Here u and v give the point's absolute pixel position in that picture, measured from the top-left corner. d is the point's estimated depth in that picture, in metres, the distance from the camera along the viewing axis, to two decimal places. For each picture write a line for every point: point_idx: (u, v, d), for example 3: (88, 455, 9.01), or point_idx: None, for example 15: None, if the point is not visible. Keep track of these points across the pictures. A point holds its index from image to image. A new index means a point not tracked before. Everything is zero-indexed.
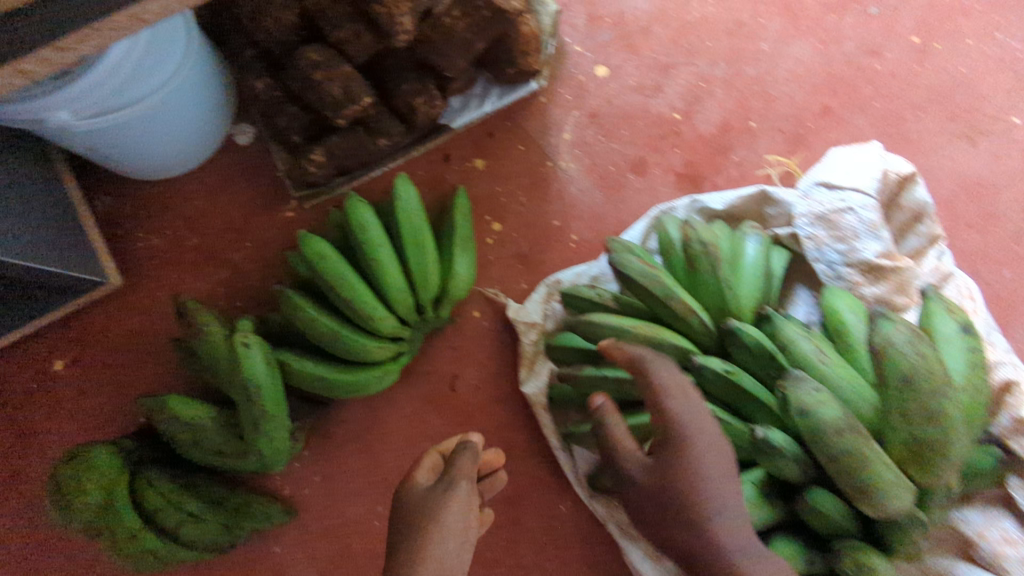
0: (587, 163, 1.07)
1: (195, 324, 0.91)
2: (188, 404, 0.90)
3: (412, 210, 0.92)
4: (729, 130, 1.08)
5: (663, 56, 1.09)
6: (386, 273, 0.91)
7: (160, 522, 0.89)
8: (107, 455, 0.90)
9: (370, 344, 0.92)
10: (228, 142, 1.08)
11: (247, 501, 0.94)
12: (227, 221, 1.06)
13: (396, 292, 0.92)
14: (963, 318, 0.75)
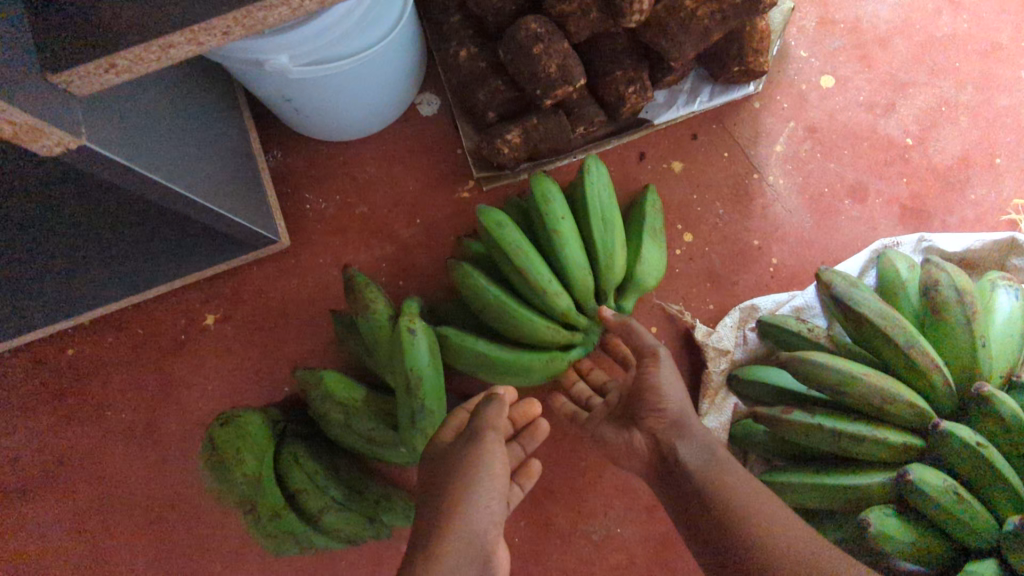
0: (798, 180, 0.96)
1: (360, 301, 0.86)
2: (346, 384, 0.84)
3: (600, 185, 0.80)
4: (970, 164, 0.94)
5: (900, 73, 0.97)
6: (567, 246, 0.76)
7: (301, 505, 0.82)
8: (260, 423, 0.85)
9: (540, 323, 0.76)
10: (410, 110, 1.01)
11: (389, 495, 0.87)
12: (397, 192, 0.99)
13: (576, 269, 0.76)
14: None
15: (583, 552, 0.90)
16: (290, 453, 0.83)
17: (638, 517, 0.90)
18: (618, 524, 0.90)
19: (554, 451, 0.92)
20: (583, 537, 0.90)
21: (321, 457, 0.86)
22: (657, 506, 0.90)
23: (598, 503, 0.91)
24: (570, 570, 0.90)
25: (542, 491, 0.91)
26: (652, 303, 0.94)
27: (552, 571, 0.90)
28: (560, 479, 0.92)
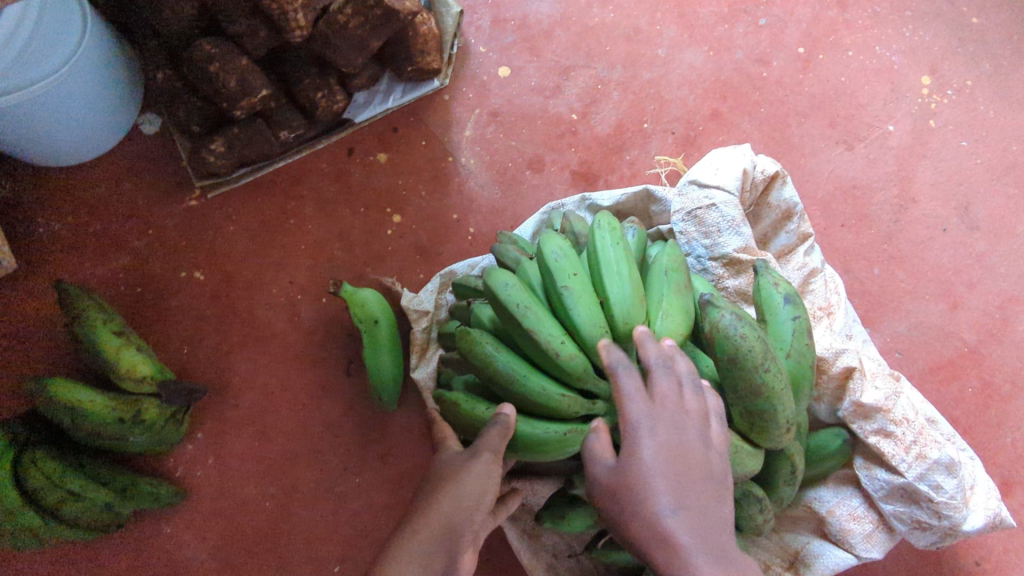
0: (486, 159, 1.11)
1: (72, 310, 0.93)
2: (70, 387, 0.90)
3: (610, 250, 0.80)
4: (623, 131, 1.13)
5: (563, 59, 1.15)
6: (573, 306, 0.76)
7: (39, 501, 0.90)
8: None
9: (555, 390, 0.74)
10: (135, 132, 1.10)
11: (133, 481, 0.95)
12: (129, 208, 1.08)
13: (591, 334, 0.74)
14: (789, 288, 0.79)
15: (328, 505, 1.01)
16: (22, 454, 0.90)
17: (375, 466, 1.02)
18: (357, 474, 1.02)
19: (295, 420, 1.03)
20: (327, 491, 1.02)
21: (61, 455, 0.93)
22: (389, 454, 1.03)
23: (338, 459, 1.03)
24: (317, 522, 1.01)
25: (286, 457, 1.02)
26: (369, 278, 1.07)
27: (303, 526, 1.01)
28: (303, 443, 1.03)
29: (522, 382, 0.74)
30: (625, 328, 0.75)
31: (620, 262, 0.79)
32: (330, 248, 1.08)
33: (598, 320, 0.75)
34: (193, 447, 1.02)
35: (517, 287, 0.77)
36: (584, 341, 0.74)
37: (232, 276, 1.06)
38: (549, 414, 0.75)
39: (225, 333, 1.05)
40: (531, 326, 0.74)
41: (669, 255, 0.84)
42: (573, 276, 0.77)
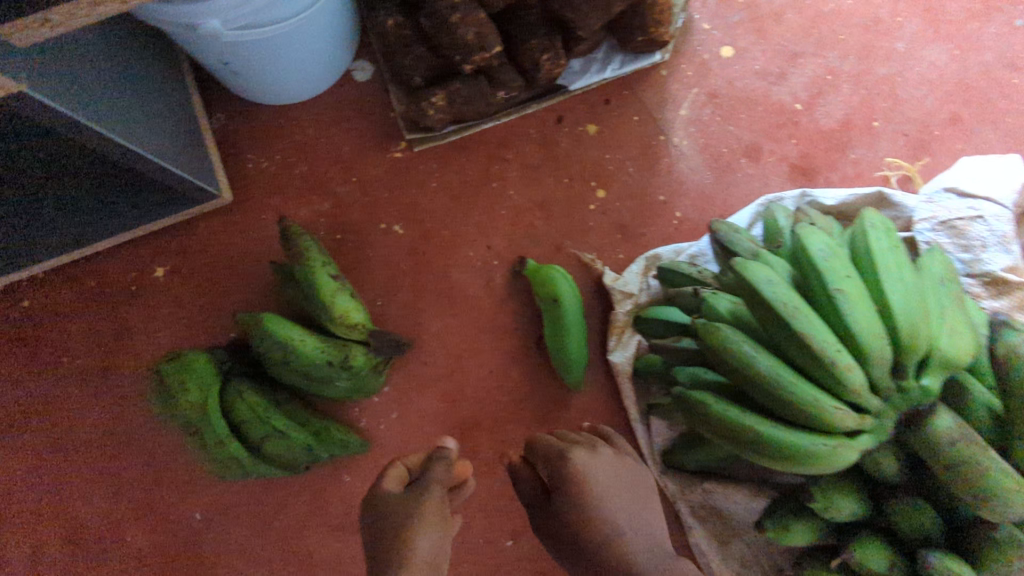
0: (700, 141, 1.06)
1: (295, 249, 0.95)
2: (289, 327, 0.91)
3: (885, 251, 0.72)
4: (851, 127, 1.05)
5: (791, 44, 1.08)
6: (853, 307, 0.68)
7: (245, 434, 0.91)
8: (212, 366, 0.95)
9: (828, 401, 0.66)
10: (347, 77, 1.09)
11: (326, 427, 0.95)
12: (336, 154, 1.07)
13: (870, 342, 0.67)
14: None
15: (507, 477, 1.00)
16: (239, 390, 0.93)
17: None
18: None
19: (480, 387, 1.01)
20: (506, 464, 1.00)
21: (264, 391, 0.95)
22: (571, 434, 1.00)
23: (521, 432, 1.00)
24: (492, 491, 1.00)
25: (468, 423, 1.01)
26: (568, 253, 1.04)
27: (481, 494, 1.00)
28: (487, 412, 1.01)
29: (786, 386, 0.67)
30: (907, 339, 0.67)
31: (898, 268, 0.71)
32: (530, 217, 1.05)
33: (878, 327, 0.67)
34: (377, 399, 1.02)
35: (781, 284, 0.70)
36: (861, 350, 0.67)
37: (429, 234, 1.05)
38: (808, 426, 0.68)
39: (418, 290, 1.04)
40: (801, 326, 0.67)
41: (941, 263, 0.76)
42: (848, 277, 0.70)
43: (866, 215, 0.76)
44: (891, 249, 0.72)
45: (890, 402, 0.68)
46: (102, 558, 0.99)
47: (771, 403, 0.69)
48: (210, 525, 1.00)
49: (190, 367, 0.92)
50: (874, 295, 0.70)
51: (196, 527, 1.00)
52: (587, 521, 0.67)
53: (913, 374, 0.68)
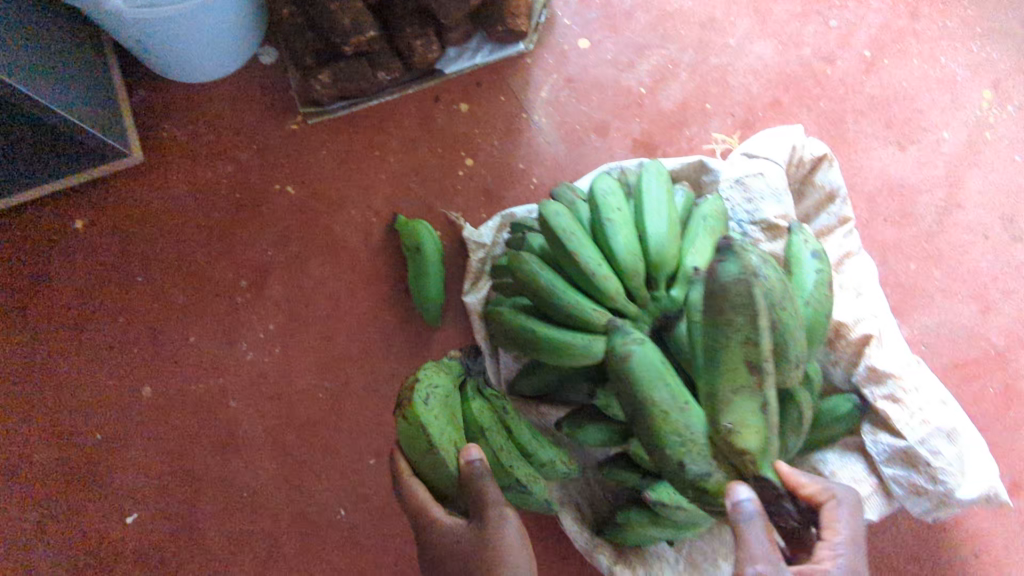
0: (557, 119, 1.22)
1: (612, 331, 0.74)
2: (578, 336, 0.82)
3: (655, 192, 0.89)
4: (687, 108, 1.22)
5: (640, 38, 1.25)
6: (616, 232, 0.85)
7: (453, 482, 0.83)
8: (450, 390, 0.85)
9: (588, 305, 0.84)
10: (253, 60, 1.25)
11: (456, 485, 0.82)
12: (239, 125, 1.23)
13: (626, 259, 0.84)
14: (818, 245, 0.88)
15: (373, 403, 1.15)
16: (477, 423, 0.84)
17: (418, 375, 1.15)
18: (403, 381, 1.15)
19: (354, 325, 1.16)
20: (374, 392, 1.15)
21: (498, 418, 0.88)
22: None
23: (389, 364, 1.15)
24: (362, 415, 1.14)
25: (341, 356, 1.16)
26: (438, 211, 1.19)
27: (351, 418, 1.14)
28: (359, 346, 1.16)
29: (559, 297, 0.85)
30: (657, 258, 0.84)
31: (659, 200, 0.88)
32: (406, 181, 1.20)
33: (635, 249, 0.84)
34: (265, 336, 1.17)
35: (567, 215, 0.87)
36: (622, 266, 0.84)
37: (318, 194, 1.20)
38: (576, 327, 0.85)
39: (306, 243, 1.19)
40: (573, 248, 0.84)
41: (711, 204, 0.92)
42: (617, 209, 0.87)
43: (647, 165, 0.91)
44: (660, 191, 0.89)
45: (647, 309, 0.84)
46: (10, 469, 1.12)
47: (553, 311, 0.86)
48: (112, 444, 1.14)
49: (433, 403, 0.80)
50: (641, 224, 0.87)
51: (100, 446, 1.13)
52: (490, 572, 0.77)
53: (664, 286, 0.85)
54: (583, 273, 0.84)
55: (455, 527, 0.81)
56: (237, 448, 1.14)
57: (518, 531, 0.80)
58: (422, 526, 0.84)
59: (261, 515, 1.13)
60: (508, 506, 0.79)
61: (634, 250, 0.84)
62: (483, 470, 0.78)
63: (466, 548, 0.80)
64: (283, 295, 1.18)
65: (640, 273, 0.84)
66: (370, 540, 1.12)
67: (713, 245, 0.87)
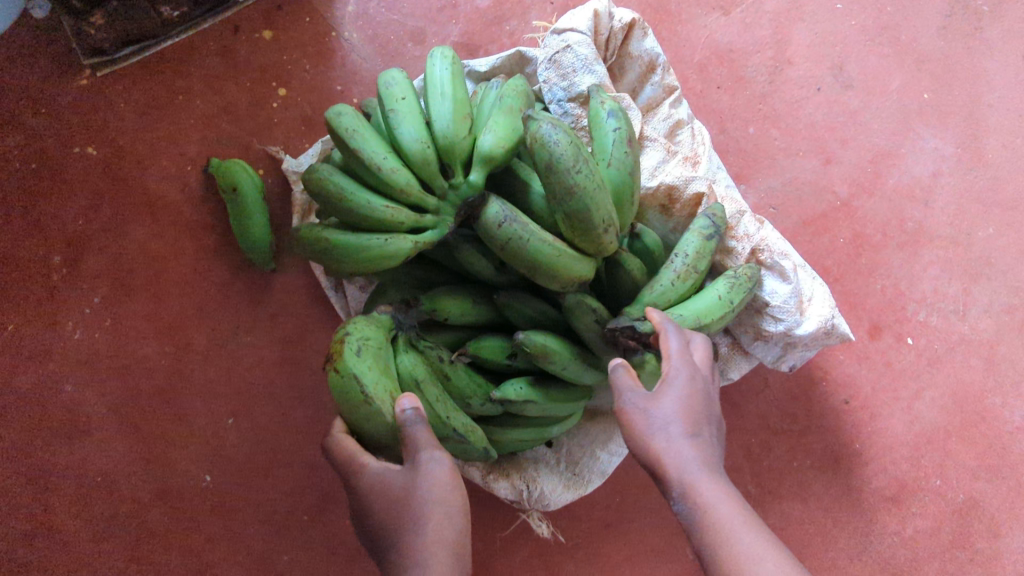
0: (369, 34, 1.15)
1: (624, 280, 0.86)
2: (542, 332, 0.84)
3: (441, 77, 0.83)
4: (503, 3, 1.16)
5: None
6: (400, 123, 0.80)
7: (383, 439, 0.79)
8: (379, 340, 0.81)
9: (380, 203, 0.78)
10: (24, 16, 1.11)
11: (393, 431, 0.77)
12: (20, 87, 1.10)
13: (415, 150, 0.79)
14: (618, 104, 0.84)
15: (221, 361, 1.07)
16: (411, 376, 0.82)
17: (262, 324, 1.08)
18: (249, 333, 1.07)
19: (186, 283, 1.08)
20: (220, 349, 1.07)
21: (428, 363, 0.86)
22: (278, 313, 1.08)
23: (230, 318, 1.08)
24: (211, 377, 1.06)
25: (178, 318, 1.07)
26: (257, 148, 1.11)
27: (199, 381, 1.06)
28: (195, 305, 1.08)
29: (350, 199, 0.79)
30: (447, 144, 0.79)
31: (446, 85, 0.82)
32: (218, 121, 1.11)
33: (423, 137, 0.79)
34: (89, 310, 1.07)
35: (350, 115, 0.81)
36: (412, 157, 0.79)
37: (123, 150, 1.10)
38: (374, 229, 0.79)
39: (119, 204, 1.09)
40: (357, 145, 0.79)
41: (508, 85, 0.87)
42: (401, 100, 0.81)
43: (432, 51, 0.85)
44: (446, 74, 0.83)
45: (447, 200, 0.80)
46: None
47: (350, 218, 0.81)
48: None
49: (368, 351, 0.78)
50: (430, 112, 0.82)
51: None
52: (418, 512, 0.74)
53: (460, 172, 0.80)
54: (370, 170, 0.78)
55: (384, 474, 0.77)
56: (80, 435, 1.05)
57: (450, 475, 0.76)
58: (350, 475, 0.79)
59: (120, 499, 1.04)
60: (440, 451, 0.76)
61: (420, 138, 0.79)
62: (419, 419, 0.76)
63: (390, 494, 0.76)
64: (103, 264, 1.08)
65: (432, 161, 0.79)
66: (241, 503, 1.05)
67: (509, 123, 0.82)
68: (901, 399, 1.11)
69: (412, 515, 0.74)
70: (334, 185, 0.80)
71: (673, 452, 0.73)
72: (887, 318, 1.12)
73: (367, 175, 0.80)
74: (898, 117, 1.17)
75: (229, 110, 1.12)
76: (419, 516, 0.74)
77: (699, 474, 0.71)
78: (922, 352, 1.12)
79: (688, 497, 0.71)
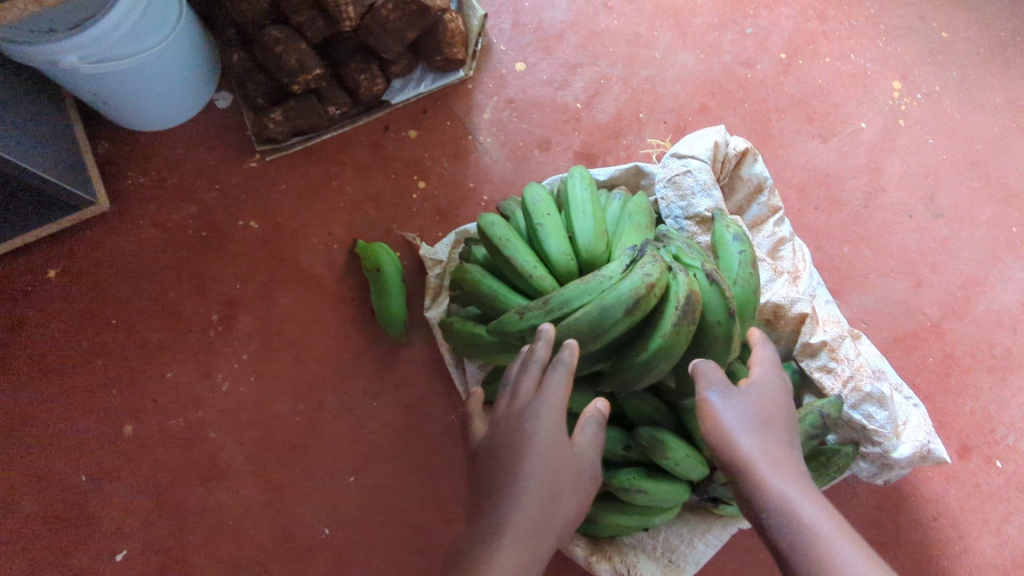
0: (501, 139, 1.29)
1: None
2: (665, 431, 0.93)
3: (580, 194, 0.96)
4: (622, 119, 1.30)
5: (572, 57, 1.33)
6: (546, 234, 0.91)
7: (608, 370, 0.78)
8: (682, 335, 0.75)
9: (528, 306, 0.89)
10: (210, 106, 1.32)
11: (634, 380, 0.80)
12: (201, 167, 1.29)
13: (560, 260, 0.89)
14: (739, 229, 0.95)
15: (349, 422, 1.18)
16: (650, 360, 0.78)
17: (388, 392, 1.19)
18: (375, 399, 1.19)
19: (325, 349, 1.21)
20: (348, 411, 1.18)
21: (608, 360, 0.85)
22: (403, 382, 1.20)
23: (360, 384, 1.19)
24: (338, 437, 1.17)
25: (314, 380, 1.20)
26: (395, 234, 1.25)
27: (327, 439, 1.17)
28: (330, 369, 1.20)
29: (501, 300, 0.90)
30: (588, 256, 0.90)
31: (585, 203, 0.94)
32: (364, 207, 1.27)
33: (567, 250, 0.90)
34: (238, 365, 1.20)
35: (501, 225, 0.94)
36: (556, 266, 0.90)
37: (280, 226, 1.26)
38: None
39: (272, 272, 1.24)
40: (510, 254, 0.90)
41: (635, 201, 1.00)
42: (547, 215, 0.93)
43: (571, 171, 0.99)
44: (585, 192, 0.96)
45: None
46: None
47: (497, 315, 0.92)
48: (94, 483, 1.16)
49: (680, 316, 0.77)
50: (571, 225, 0.93)
51: (82, 486, 1.16)
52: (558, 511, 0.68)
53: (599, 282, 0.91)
54: (519, 276, 0.90)
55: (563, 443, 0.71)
56: (219, 479, 1.16)
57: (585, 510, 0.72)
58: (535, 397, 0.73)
59: (247, 543, 1.13)
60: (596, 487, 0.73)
61: (566, 247, 0.90)
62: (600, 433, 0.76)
63: (562, 489, 0.69)
64: (254, 325, 1.22)
65: (573, 270, 0.90)
66: (353, 560, 1.13)
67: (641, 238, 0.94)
68: (990, 521, 1.13)
69: (560, 491, 0.68)
70: (487, 285, 0.92)
71: (770, 450, 0.69)
72: (976, 439, 1.16)
73: (515, 279, 0.91)
74: (987, 247, 1.25)
75: (374, 198, 1.27)
76: (564, 496, 0.68)
77: (791, 484, 0.66)
78: (1011, 477, 1.15)
79: (782, 504, 0.65)
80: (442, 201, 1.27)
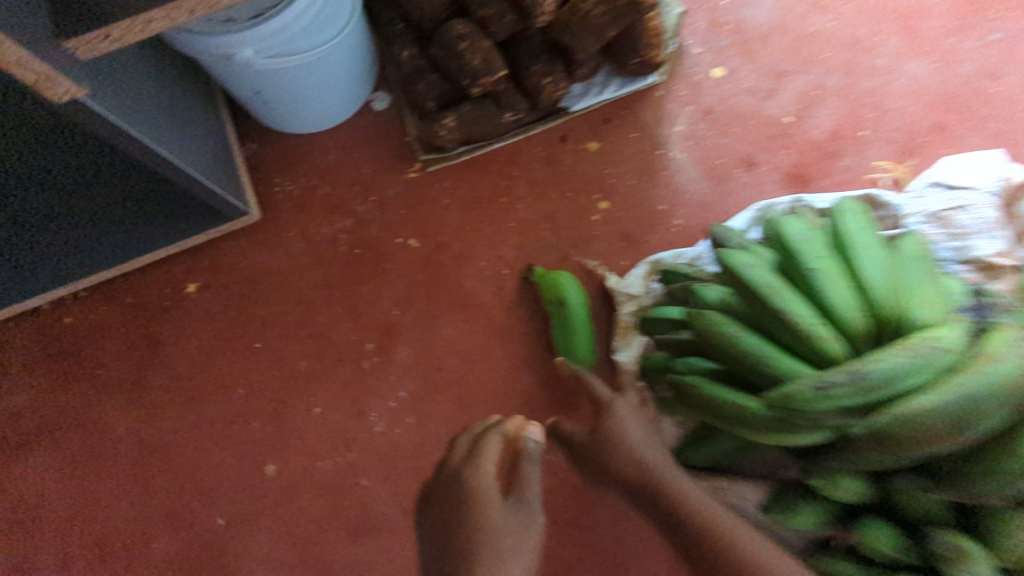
0: (697, 156, 1.12)
1: None
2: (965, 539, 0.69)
3: (857, 231, 0.78)
4: (840, 137, 1.11)
5: (779, 63, 1.15)
6: (829, 280, 0.74)
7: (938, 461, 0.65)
8: None
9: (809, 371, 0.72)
10: (366, 108, 1.18)
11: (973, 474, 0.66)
12: (356, 176, 1.15)
13: (849, 315, 0.72)
14: None
15: None
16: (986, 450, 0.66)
17: (565, 443, 1.03)
18: (551, 451, 1.03)
19: (493, 389, 1.06)
20: None
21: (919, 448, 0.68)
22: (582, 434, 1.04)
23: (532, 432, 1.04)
24: None
25: None
26: (574, 260, 1.10)
27: None
28: (500, 413, 1.05)
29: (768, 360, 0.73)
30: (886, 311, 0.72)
31: (868, 243, 0.77)
32: (538, 228, 1.11)
33: (856, 302, 0.73)
34: (394, 403, 1.06)
35: (758, 266, 0.78)
36: (841, 324, 0.72)
37: (443, 246, 1.12)
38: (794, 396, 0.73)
39: (433, 299, 1.09)
40: (783, 304, 0.73)
41: (915, 242, 0.82)
42: (823, 256, 0.76)
43: (839, 202, 0.82)
44: (863, 230, 0.78)
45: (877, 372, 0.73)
46: (129, 564, 1.02)
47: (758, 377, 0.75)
48: (233, 528, 1.03)
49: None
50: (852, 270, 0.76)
51: (219, 531, 1.03)
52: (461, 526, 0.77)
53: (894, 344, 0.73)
54: (795, 332, 0.73)
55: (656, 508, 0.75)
56: (371, 533, 1.02)
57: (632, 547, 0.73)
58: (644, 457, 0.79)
59: None
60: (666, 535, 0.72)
61: (856, 299, 0.73)
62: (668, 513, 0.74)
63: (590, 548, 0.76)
64: (412, 358, 1.07)
65: (861, 330, 0.72)
66: None
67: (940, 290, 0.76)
68: None
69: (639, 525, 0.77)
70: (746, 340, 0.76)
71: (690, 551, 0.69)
72: None
73: (784, 334, 0.74)
74: None
75: (550, 218, 1.11)
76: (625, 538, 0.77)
77: None
78: None
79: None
80: (628, 224, 1.11)
